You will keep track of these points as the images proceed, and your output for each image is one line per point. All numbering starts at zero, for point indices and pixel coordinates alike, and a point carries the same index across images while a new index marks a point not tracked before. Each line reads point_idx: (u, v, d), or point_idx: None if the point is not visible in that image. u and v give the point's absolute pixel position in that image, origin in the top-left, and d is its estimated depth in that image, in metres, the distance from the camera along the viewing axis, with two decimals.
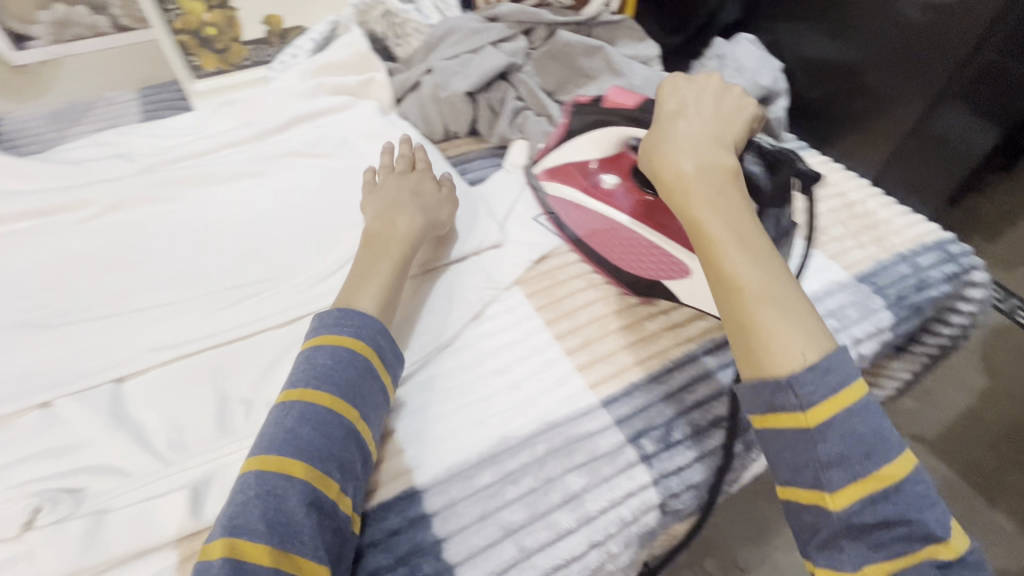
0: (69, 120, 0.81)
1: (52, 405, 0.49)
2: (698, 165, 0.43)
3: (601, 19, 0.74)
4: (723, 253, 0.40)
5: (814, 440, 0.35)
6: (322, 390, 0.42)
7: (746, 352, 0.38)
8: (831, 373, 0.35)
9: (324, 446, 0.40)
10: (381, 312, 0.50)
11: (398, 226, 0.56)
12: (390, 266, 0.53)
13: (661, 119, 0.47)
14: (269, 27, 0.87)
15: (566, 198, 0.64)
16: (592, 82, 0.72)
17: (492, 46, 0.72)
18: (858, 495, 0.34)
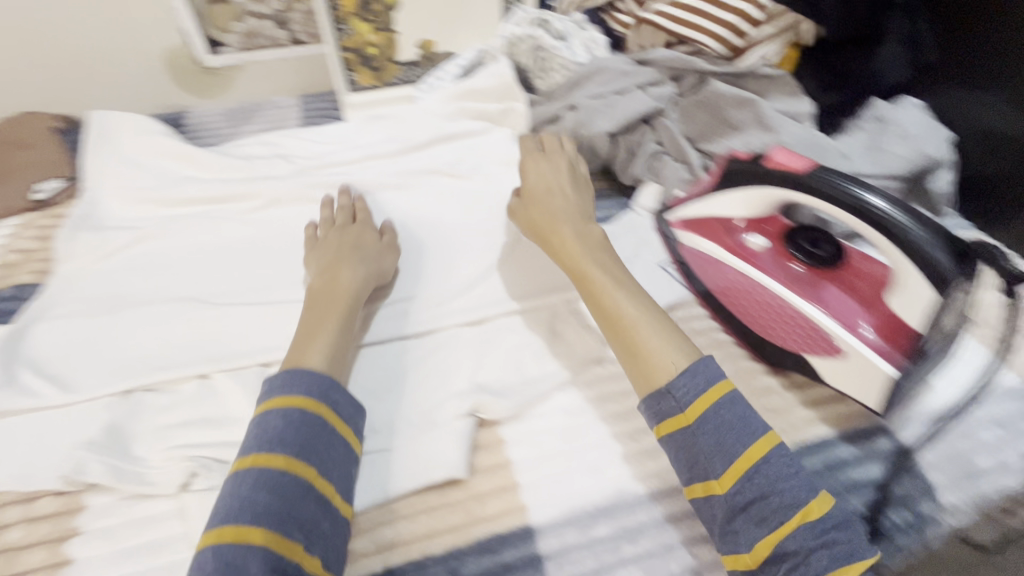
0: (241, 118, 0.91)
1: (211, 378, 0.55)
2: (576, 232, 0.58)
3: (758, 73, 0.71)
4: (609, 296, 0.51)
5: (694, 435, 0.42)
6: (275, 453, 0.40)
7: (637, 374, 0.46)
8: (700, 375, 0.43)
9: (278, 505, 0.38)
10: (330, 363, 0.48)
11: (342, 282, 0.56)
12: (338, 318, 0.52)
13: (539, 191, 0.63)
14: (421, 51, 0.95)
15: (700, 252, 0.63)
16: (738, 135, 0.70)
17: (640, 89, 0.73)
18: (734, 476, 0.40)
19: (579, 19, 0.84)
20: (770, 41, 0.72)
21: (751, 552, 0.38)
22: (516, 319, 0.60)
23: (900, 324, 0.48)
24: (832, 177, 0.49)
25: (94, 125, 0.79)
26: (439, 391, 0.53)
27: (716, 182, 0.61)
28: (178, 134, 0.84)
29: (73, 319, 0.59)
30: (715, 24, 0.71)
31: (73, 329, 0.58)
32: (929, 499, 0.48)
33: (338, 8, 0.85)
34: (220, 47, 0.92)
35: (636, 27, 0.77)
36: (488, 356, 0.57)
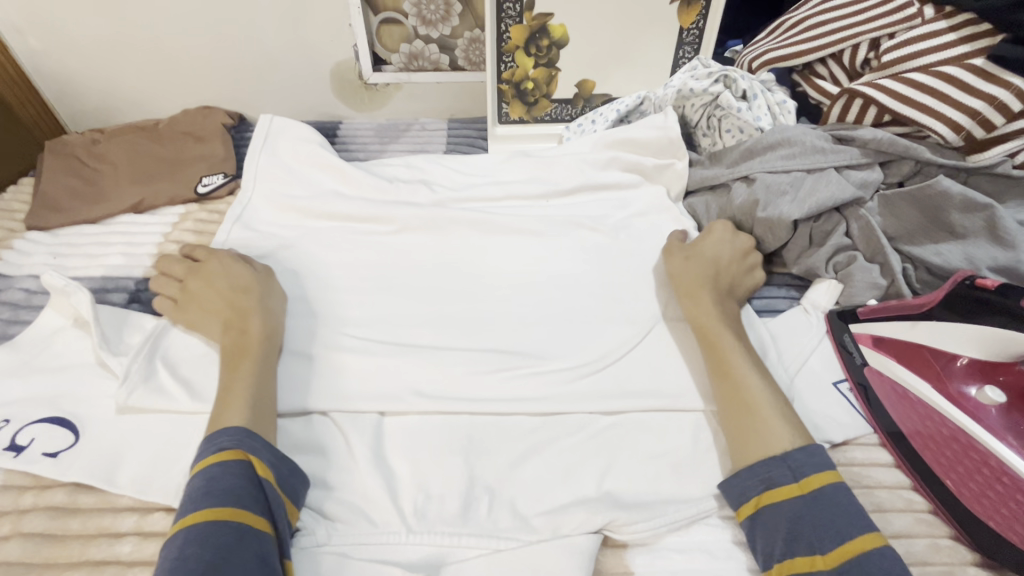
0: (389, 137, 0.92)
1: (328, 415, 0.53)
2: (722, 307, 0.56)
3: (997, 171, 0.59)
4: (739, 368, 0.50)
5: (801, 506, 0.41)
6: (196, 511, 0.40)
7: (747, 434, 0.47)
8: (816, 456, 0.44)
9: (205, 556, 0.37)
10: (254, 418, 0.47)
11: (251, 331, 0.53)
12: (251, 372, 0.50)
13: (705, 251, 0.62)
14: (579, 90, 0.88)
15: (899, 383, 0.52)
16: (956, 243, 0.58)
17: (837, 172, 0.63)
18: (841, 558, 0.39)
19: (766, 78, 0.75)
20: None
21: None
22: (656, 418, 0.52)
23: None
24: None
25: (260, 125, 0.82)
26: (562, 491, 0.47)
27: (937, 301, 0.50)
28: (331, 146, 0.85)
29: None
30: (956, 110, 0.58)
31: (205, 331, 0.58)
32: None
33: (506, 40, 0.84)
34: (384, 65, 0.92)
35: (842, 97, 0.66)
36: (621, 459, 0.49)
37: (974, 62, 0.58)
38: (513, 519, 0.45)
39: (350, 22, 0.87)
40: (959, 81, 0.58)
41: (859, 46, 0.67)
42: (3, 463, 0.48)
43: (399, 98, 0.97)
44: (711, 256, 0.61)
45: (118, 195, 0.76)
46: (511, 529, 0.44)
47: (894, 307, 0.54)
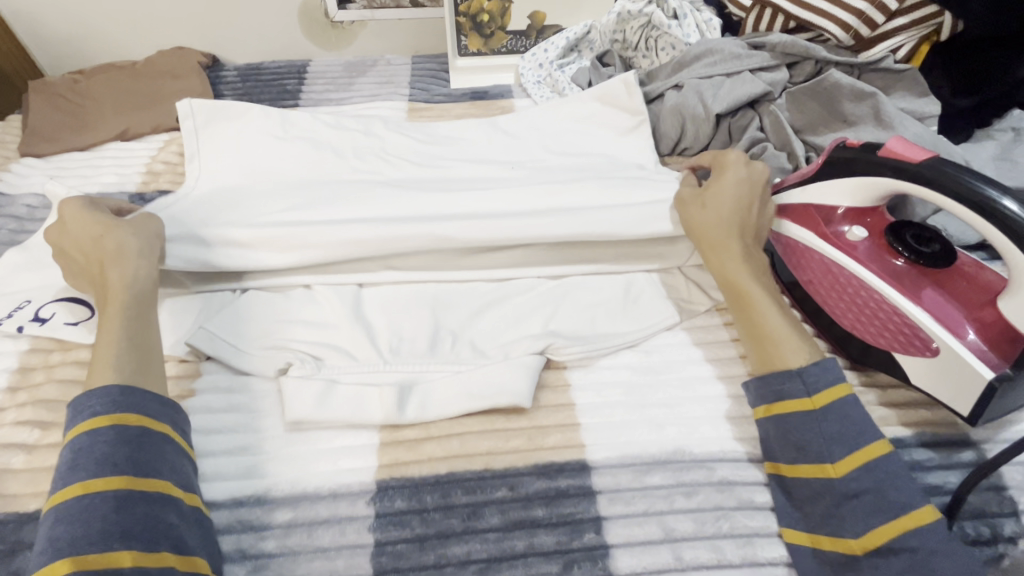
0: (357, 72, 0.98)
1: (312, 288, 0.60)
2: (750, 250, 0.54)
3: (882, 65, 0.68)
4: (767, 305, 0.49)
5: (817, 419, 0.43)
6: (68, 485, 0.39)
7: (761, 355, 0.48)
8: (832, 368, 0.45)
9: (82, 530, 0.37)
10: (128, 372, 0.45)
11: (111, 283, 0.50)
12: (117, 329, 0.47)
13: (723, 190, 0.56)
14: (531, 22, 0.96)
15: (792, 239, 0.60)
16: (850, 128, 0.68)
17: (750, 73, 0.72)
18: (855, 465, 0.41)
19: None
20: (904, 33, 0.68)
21: (861, 539, 0.39)
22: (594, 280, 0.61)
23: (1009, 330, 0.46)
24: (964, 175, 0.47)
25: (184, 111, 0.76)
26: (512, 330, 0.56)
27: (820, 169, 0.58)
28: (294, 96, 0.92)
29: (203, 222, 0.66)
30: (844, 12, 0.67)
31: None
32: (1012, 519, 0.46)
33: None
34: (348, 3, 0.98)
35: (755, 9, 0.75)
36: (563, 307, 0.58)
37: None
38: (471, 352, 0.54)
39: None
40: None
41: None
42: (30, 330, 0.55)
43: (364, 36, 1.03)
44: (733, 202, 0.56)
45: (104, 125, 0.82)
46: (468, 358, 0.53)
47: (788, 181, 0.62)
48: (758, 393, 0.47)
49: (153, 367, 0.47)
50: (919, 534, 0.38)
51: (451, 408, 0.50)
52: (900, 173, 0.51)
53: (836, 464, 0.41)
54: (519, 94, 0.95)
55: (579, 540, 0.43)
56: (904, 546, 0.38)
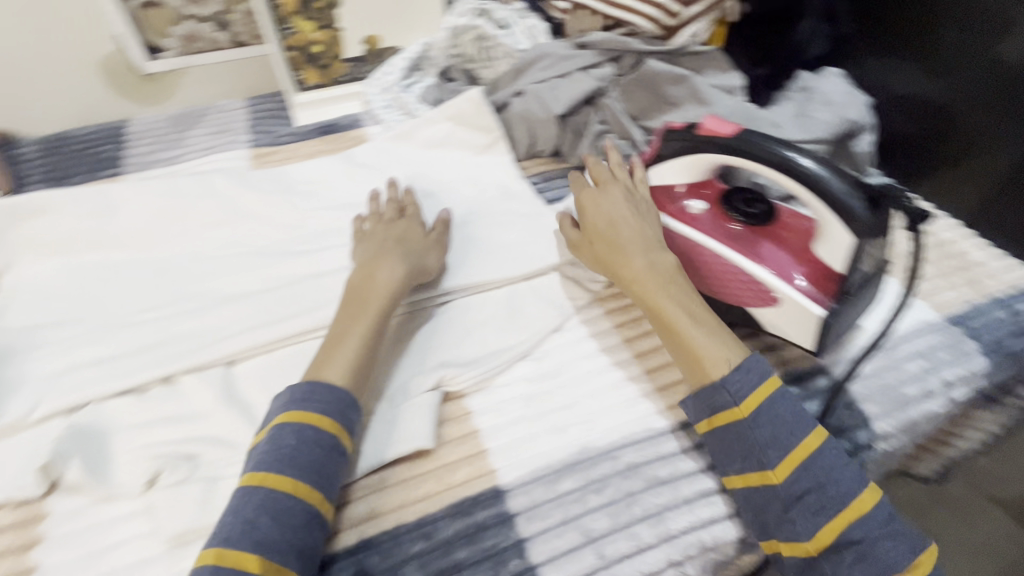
0: (187, 123, 0.89)
1: (176, 380, 0.54)
2: (650, 259, 0.52)
3: (690, 50, 0.75)
4: (677, 316, 0.49)
5: (748, 427, 0.44)
6: (282, 474, 0.42)
7: (693, 372, 0.48)
8: (752, 371, 0.46)
9: (282, 531, 0.40)
10: (354, 377, 0.48)
11: (379, 279, 0.55)
12: (365, 323, 0.51)
13: (596, 218, 0.55)
14: (367, 46, 0.94)
15: None
16: (676, 109, 0.74)
17: (582, 71, 0.76)
18: (793, 466, 0.42)
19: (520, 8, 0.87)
20: (701, 19, 0.74)
21: (812, 540, 0.41)
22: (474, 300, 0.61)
23: (829, 271, 0.52)
24: (767, 142, 0.53)
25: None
26: (402, 369, 0.54)
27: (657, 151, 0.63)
28: (114, 163, 0.82)
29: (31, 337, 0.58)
30: (646, 5, 0.74)
31: (27, 345, 0.57)
32: (865, 428, 0.53)
33: (279, 6, 0.84)
34: (159, 52, 0.89)
35: (574, 12, 0.80)
36: (449, 334, 0.58)
37: None
38: None
39: (103, 11, 0.83)
40: None
41: None
42: None
43: (187, 85, 0.94)
44: (621, 220, 0.55)
45: None
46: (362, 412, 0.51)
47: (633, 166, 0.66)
48: (711, 405, 0.46)
49: (367, 378, 0.50)
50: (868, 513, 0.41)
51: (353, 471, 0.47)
52: (714, 146, 0.56)
53: (774, 470, 0.43)
54: (370, 120, 0.92)
55: (506, 570, 0.43)
56: (800, 483, 0.42)
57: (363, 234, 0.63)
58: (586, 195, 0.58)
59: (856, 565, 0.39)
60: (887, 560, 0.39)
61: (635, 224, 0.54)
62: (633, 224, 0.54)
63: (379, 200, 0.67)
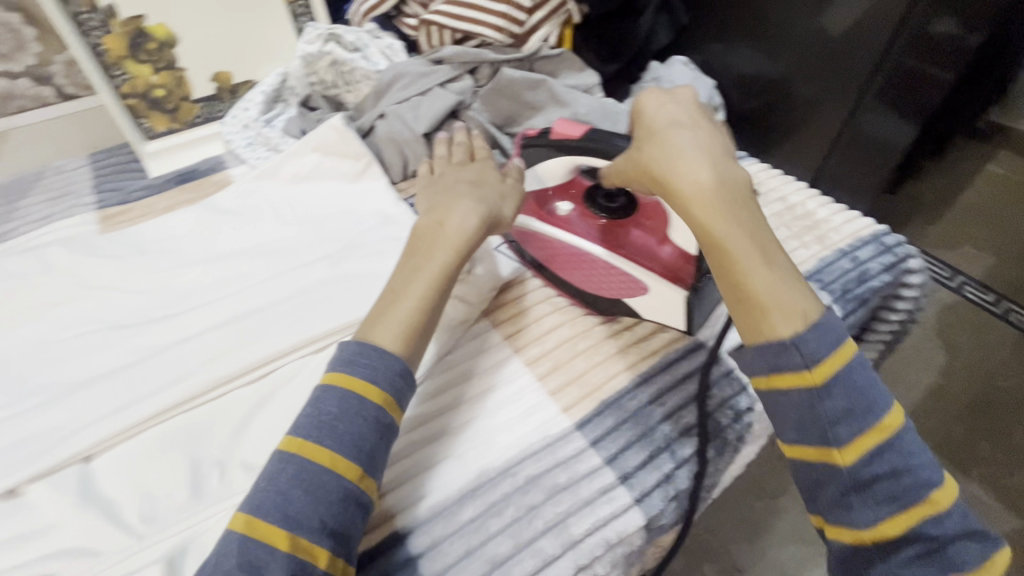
0: (16, 193, 0.79)
1: (21, 491, 0.48)
2: (718, 181, 0.44)
3: (542, 54, 0.77)
4: (743, 252, 0.42)
5: (818, 394, 0.40)
6: (323, 445, 0.42)
7: (749, 320, 0.43)
8: (829, 333, 0.41)
9: (315, 507, 0.39)
10: (405, 343, 0.47)
11: (451, 224, 0.52)
12: (435, 274, 0.50)
13: (655, 134, 0.48)
14: (218, 84, 0.88)
15: (522, 229, 0.63)
16: (540, 114, 0.76)
17: (440, 87, 0.76)
18: (862, 449, 0.39)
19: (371, 28, 0.84)
20: (546, 24, 0.76)
21: (873, 530, 0.39)
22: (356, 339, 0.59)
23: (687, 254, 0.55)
24: (613, 139, 0.55)
25: None
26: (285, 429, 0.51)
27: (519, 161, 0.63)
28: None
29: None
30: (491, 17, 0.74)
31: None
32: (744, 394, 0.56)
33: (104, 52, 0.79)
34: None
35: (423, 28, 0.78)
36: None
37: None
38: (245, 473, 0.49)
39: None
40: None
41: None
42: None
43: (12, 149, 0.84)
44: (681, 140, 0.46)
45: None
46: (243, 482, 0.48)
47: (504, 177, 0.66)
48: (774, 363, 0.42)
49: (423, 340, 0.49)
50: (894, 443, 0.40)
51: None
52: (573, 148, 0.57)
53: (813, 372, 0.40)
54: (234, 161, 0.86)
55: None
56: (837, 435, 0.40)
57: (434, 178, 0.63)
58: (656, 115, 0.49)
59: (868, 485, 0.39)
60: (909, 484, 0.39)
61: (701, 145, 0.46)
62: (699, 145, 0.46)
63: (452, 144, 0.67)
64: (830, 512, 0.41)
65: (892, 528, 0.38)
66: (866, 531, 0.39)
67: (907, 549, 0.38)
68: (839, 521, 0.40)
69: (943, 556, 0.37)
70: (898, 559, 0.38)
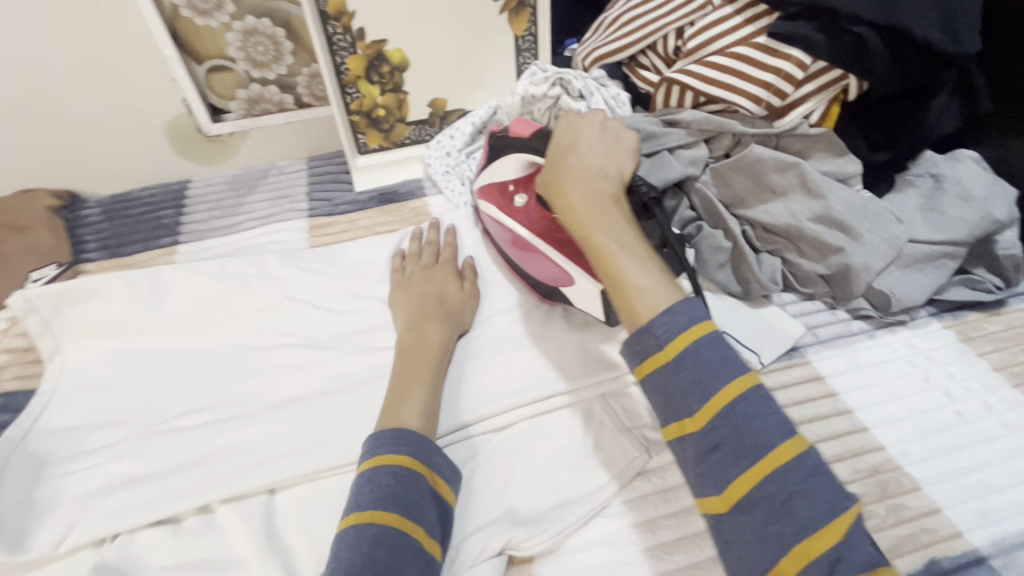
0: (246, 186, 0.86)
1: (213, 509, 0.49)
2: (587, 194, 0.55)
3: (798, 131, 0.66)
4: (608, 244, 0.51)
5: (670, 372, 0.43)
6: (389, 510, 0.41)
7: (622, 309, 0.48)
8: (679, 314, 0.45)
9: (397, 561, 0.38)
10: (427, 422, 0.49)
11: (431, 334, 0.57)
12: (431, 374, 0.54)
13: (557, 153, 0.59)
14: (432, 109, 0.89)
15: (488, 214, 0.68)
16: (778, 200, 0.66)
17: (669, 153, 0.68)
18: (709, 415, 0.41)
19: (597, 75, 0.78)
20: (813, 99, 0.65)
21: (723, 492, 0.40)
22: (544, 429, 0.54)
23: None
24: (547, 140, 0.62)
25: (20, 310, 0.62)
26: (459, 522, 0.47)
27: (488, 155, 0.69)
28: (172, 231, 0.80)
29: (73, 436, 0.55)
30: (751, 85, 0.64)
31: (71, 448, 0.54)
32: None
33: (345, 72, 0.82)
34: (224, 114, 0.87)
35: (663, 85, 0.71)
36: (517, 470, 0.51)
37: (758, 40, 0.64)
38: None
39: (172, 76, 0.81)
40: (749, 59, 0.64)
41: (668, 37, 0.72)
42: None
43: (250, 145, 0.91)
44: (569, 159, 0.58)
45: None
46: None
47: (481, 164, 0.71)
48: (641, 352, 0.45)
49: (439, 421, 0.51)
50: (735, 407, 0.41)
51: None
52: (523, 143, 0.64)
53: (665, 349, 0.44)
54: (432, 189, 0.87)
55: None
56: (693, 403, 0.42)
57: (405, 277, 0.66)
58: (559, 137, 0.60)
59: (713, 450, 0.40)
60: (749, 443, 0.39)
61: (586, 162, 0.57)
62: (584, 161, 0.57)
63: (422, 240, 0.70)
64: (698, 485, 0.42)
65: (739, 488, 0.39)
66: (716, 495, 0.40)
67: (753, 512, 0.38)
68: (701, 491, 0.42)
69: (788, 514, 0.37)
70: (753, 524, 0.38)
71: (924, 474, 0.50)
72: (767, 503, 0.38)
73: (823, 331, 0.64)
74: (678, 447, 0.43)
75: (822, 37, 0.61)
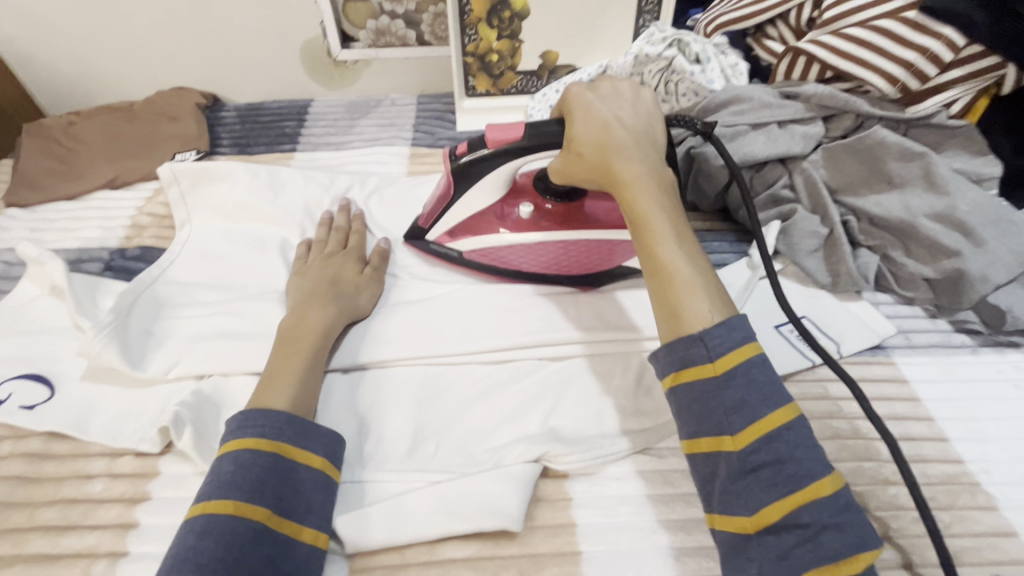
0: (360, 111, 0.93)
1: None
2: (642, 173, 0.49)
3: (933, 120, 0.61)
4: (663, 238, 0.46)
5: (719, 386, 0.40)
6: (221, 498, 0.40)
7: (666, 307, 0.44)
8: (736, 330, 0.41)
9: (223, 551, 0.37)
10: (298, 402, 0.46)
11: (309, 319, 0.53)
12: (303, 356, 0.50)
13: (598, 116, 0.52)
14: (543, 61, 0.90)
15: (485, 249, 0.61)
16: (895, 191, 0.61)
17: (779, 126, 0.65)
18: (754, 436, 0.38)
19: (719, 43, 0.77)
20: (957, 87, 0.60)
21: (755, 515, 0.37)
22: (599, 367, 0.54)
23: None
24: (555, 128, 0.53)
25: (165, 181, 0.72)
26: (503, 431, 0.50)
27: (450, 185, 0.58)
28: (291, 140, 0.88)
29: (190, 289, 0.64)
30: (889, 62, 0.60)
31: (185, 299, 0.62)
32: None
33: (468, 12, 0.85)
34: (352, 42, 0.94)
35: (787, 54, 0.67)
36: (566, 399, 0.52)
37: (907, 14, 0.60)
38: (459, 458, 0.48)
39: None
40: (892, 34, 0.60)
41: (804, 7, 0.69)
42: None
43: (369, 75, 0.98)
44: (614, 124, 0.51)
45: (93, 172, 0.81)
46: (454, 466, 0.48)
47: (437, 201, 0.60)
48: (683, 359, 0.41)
49: (311, 401, 0.48)
50: (782, 433, 0.37)
51: (427, 531, 0.44)
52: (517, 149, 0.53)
53: (716, 364, 0.40)
54: None
55: None
56: (735, 420, 0.39)
57: (303, 264, 0.62)
58: (599, 108, 0.52)
59: (754, 470, 0.37)
60: (793, 473, 0.36)
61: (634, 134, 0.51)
62: (631, 130, 0.51)
63: (331, 225, 0.66)
64: (721, 502, 0.39)
65: (772, 515, 0.36)
66: (747, 516, 0.37)
67: (784, 534, 0.36)
68: (725, 509, 0.38)
69: (818, 544, 0.35)
70: (779, 552, 0.36)
71: (1004, 496, 0.47)
72: (798, 530, 0.35)
73: (917, 337, 0.59)
74: (709, 462, 0.39)
75: (983, 17, 0.56)
